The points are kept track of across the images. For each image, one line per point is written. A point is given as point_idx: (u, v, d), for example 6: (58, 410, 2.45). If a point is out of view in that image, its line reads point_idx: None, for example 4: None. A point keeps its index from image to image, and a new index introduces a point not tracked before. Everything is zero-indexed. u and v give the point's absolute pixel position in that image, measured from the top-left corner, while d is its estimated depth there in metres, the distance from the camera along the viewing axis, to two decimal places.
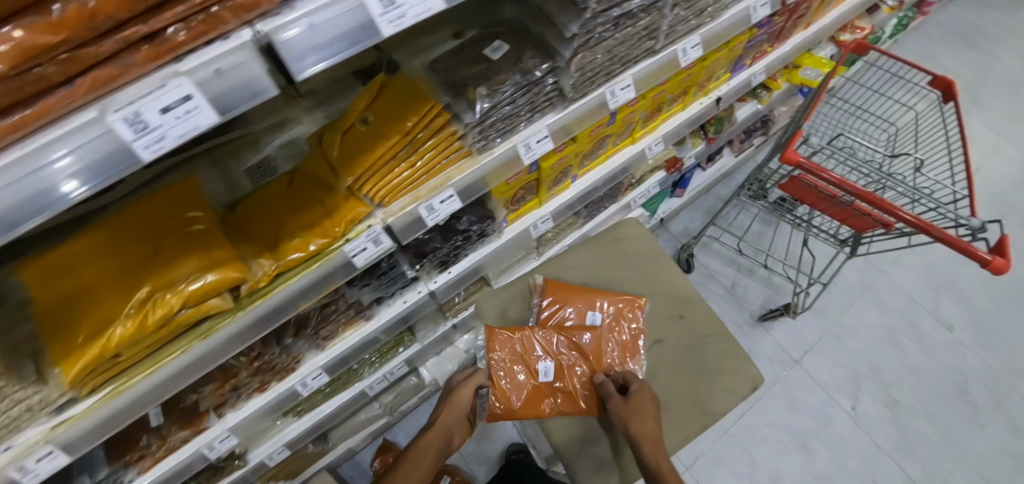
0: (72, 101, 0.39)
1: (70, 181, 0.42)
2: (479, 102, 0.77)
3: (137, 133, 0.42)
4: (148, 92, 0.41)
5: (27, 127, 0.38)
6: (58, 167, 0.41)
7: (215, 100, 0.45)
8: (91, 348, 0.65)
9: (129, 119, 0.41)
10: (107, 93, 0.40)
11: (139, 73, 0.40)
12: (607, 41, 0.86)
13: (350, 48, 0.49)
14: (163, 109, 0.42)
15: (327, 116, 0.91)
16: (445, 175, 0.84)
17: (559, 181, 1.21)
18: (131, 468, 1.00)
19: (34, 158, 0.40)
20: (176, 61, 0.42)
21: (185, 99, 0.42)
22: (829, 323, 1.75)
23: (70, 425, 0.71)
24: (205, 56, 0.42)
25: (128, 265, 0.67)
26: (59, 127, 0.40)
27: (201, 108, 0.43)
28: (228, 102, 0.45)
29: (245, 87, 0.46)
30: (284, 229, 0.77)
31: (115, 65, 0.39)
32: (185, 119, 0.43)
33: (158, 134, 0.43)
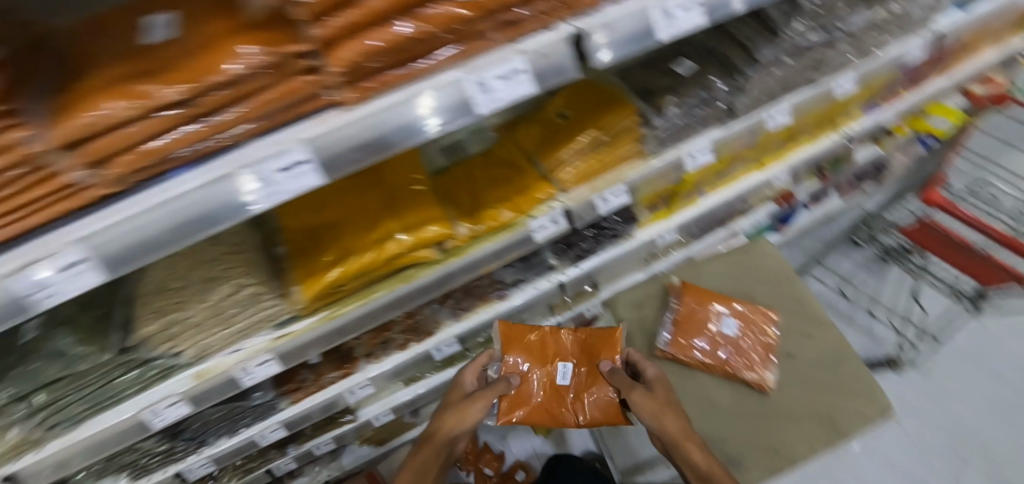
0: (454, 62, 0.53)
1: (416, 125, 0.53)
2: (668, 107, 0.90)
3: (483, 93, 0.54)
4: (501, 62, 0.54)
5: (418, 77, 0.52)
6: (412, 112, 0.52)
7: (536, 75, 0.56)
8: (333, 272, 0.77)
9: (482, 82, 0.54)
10: (472, 58, 0.54)
11: (498, 47, 0.54)
12: (785, 67, 0.94)
13: (636, 45, 0.62)
14: (505, 76, 0.54)
15: (512, 111, 1.03)
16: (620, 172, 0.94)
17: (690, 195, 1.29)
18: (284, 398, 1.13)
19: (408, 101, 0.52)
20: (521, 42, 0.55)
21: (520, 70, 0.55)
22: (934, 385, 1.68)
23: (290, 339, 0.83)
24: (541, 40, 0.56)
25: (368, 209, 0.80)
26: (429, 80, 0.52)
27: (527, 80, 0.56)
28: (541, 78, 0.57)
29: (555, 68, 0.57)
30: (482, 199, 0.88)
31: (487, 39, 0.53)
32: (514, 86, 0.56)
33: (495, 95, 0.55)
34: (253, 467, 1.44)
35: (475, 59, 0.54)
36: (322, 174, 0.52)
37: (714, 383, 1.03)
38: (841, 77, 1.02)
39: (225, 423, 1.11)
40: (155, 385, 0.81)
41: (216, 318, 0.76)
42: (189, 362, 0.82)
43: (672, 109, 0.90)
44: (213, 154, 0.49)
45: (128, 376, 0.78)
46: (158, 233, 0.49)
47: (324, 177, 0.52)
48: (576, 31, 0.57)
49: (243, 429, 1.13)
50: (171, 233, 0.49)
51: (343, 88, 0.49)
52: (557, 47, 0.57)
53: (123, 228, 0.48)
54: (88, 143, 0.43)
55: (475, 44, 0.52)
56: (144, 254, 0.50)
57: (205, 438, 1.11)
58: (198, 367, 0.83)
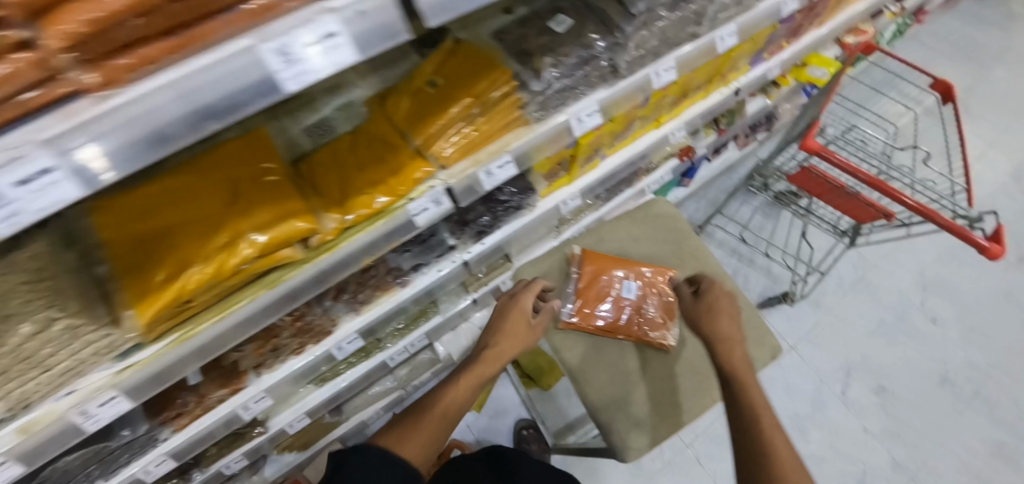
0: (234, 27, 0.40)
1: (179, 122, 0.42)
2: (545, 71, 0.82)
3: (283, 64, 0.43)
4: (296, 24, 0.42)
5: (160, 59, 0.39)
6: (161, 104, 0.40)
7: (356, 38, 0.45)
8: (169, 290, 0.65)
9: (279, 50, 0.42)
10: (184, 58, 0.40)
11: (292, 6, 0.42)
12: (662, 22, 0.90)
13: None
14: (308, 43, 0.43)
15: (384, 81, 0.91)
16: (503, 142, 0.86)
17: (591, 159, 1.25)
18: (166, 426, 0.99)
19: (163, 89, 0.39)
20: None
21: (327, 35, 0.43)
22: (824, 313, 1.94)
23: (133, 371, 0.71)
24: None
25: (206, 211, 0.68)
26: (207, 54, 0.40)
27: (341, 45, 0.44)
28: (364, 45, 0.46)
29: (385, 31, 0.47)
30: (352, 185, 0.78)
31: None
32: (327, 55, 0.44)
33: (303, 67, 0.44)
34: None
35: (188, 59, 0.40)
36: (84, 182, 0.39)
37: (618, 347, 1.00)
38: (722, 30, 1.04)
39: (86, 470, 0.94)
40: None
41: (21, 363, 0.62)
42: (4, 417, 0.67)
43: (549, 72, 0.82)
44: None
45: None
46: None
47: (85, 186, 0.40)
48: None
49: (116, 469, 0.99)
50: None
51: (84, 70, 0.36)
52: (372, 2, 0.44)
53: None
54: None
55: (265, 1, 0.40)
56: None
57: None
58: (22, 420, 0.68)
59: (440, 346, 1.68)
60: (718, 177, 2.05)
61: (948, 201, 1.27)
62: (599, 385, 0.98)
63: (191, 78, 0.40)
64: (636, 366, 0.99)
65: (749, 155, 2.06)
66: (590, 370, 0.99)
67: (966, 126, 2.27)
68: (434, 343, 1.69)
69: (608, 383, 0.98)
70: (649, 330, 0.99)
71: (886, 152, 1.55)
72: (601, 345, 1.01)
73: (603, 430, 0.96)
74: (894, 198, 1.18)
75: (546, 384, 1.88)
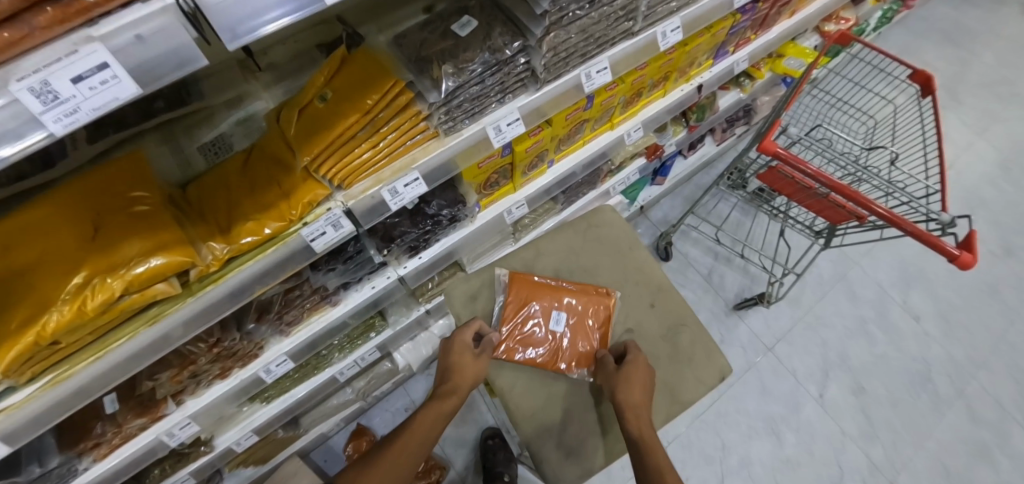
0: None
1: None
2: (444, 80, 0.74)
3: (45, 104, 0.37)
4: (57, 58, 0.36)
5: None
6: None
7: (137, 68, 0.41)
8: (23, 335, 0.60)
9: (36, 89, 0.36)
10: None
11: (44, 38, 0.37)
12: (582, 19, 0.83)
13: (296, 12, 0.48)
14: (75, 78, 0.37)
15: (287, 92, 0.87)
16: (410, 157, 0.81)
17: (535, 165, 1.19)
18: (85, 456, 0.96)
19: None
20: (89, 24, 0.38)
21: (100, 67, 0.38)
22: (803, 312, 1.85)
23: (7, 415, 0.66)
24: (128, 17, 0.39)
25: (65, 249, 0.63)
26: None
27: (120, 78, 0.39)
28: (152, 71, 0.42)
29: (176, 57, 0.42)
30: (239, 211, 0.73)
31: (17, 27, 0.36)
32: (104, 89, 0.39)
33: (71, 105, 0.38)
34: None
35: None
36: None
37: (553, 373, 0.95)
38: (662, 26, 0.98)
39: None
40: None
41: None
42: None
43: (449, 81, 0.74)
44: None
45: None
46: None
47: None
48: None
49: None
50: None
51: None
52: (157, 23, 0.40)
53: None
54: None
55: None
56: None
57: None
58: None
59: (399, 356, 1.63)
60: (692, 174, 1.98)
61: (924, 205, 1.17)
62: (529, 411, 0.93)
63: None
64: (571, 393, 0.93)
65: (725, 150, 1.99)
66: (519, 396, 0.93)
67: (954, 115, 2.18)
68: (393, 353, 1.64)
69: (539, 410, 0.92)
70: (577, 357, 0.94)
71: (863, 148, 1.45)
72: (534, 369, 0.95)
73: (535, 461, 0.89)
74: (860, 202, 1.09)
75: None
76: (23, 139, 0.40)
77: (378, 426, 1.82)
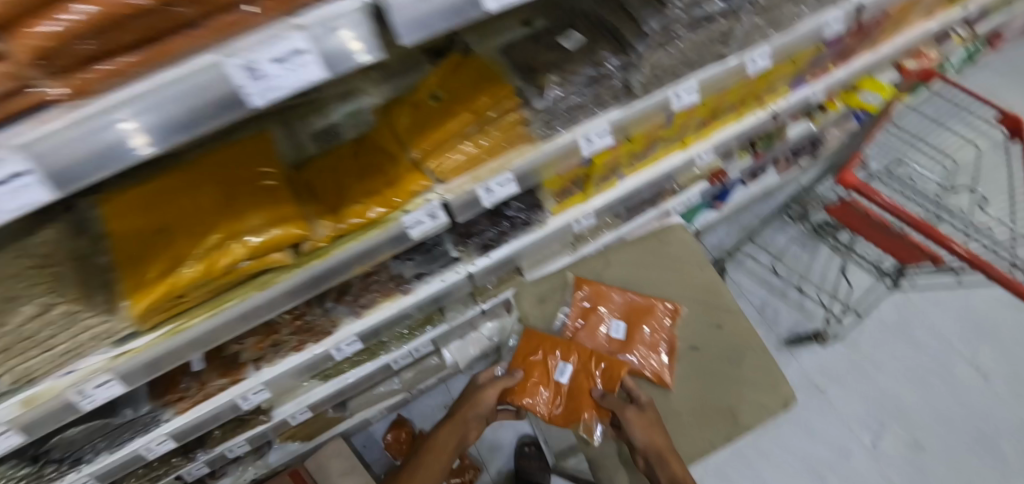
0: (199, 42, 0.41)
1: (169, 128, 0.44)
2: (549, 89, 0.80)
3: (250, 80, 0.43)
4: (265, 41, 0.42)
5: (128, 73, 0.40)
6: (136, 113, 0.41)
7: (324, 56, 0.46)
8: (161, 284, 0.68)
9: (246, 67, 0.42)
10: (152, 71, 0.41)
11: (259, 23, 0.42)
12: (682, 42, 0.86)
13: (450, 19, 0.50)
14: (277, 60, 0.43)
15: (393, 90, 0.93)
16: (507, 159, 0.84)
17: (607, 178, 1.22)
18: (168, 409, 1.05)
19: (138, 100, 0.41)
20: (292, 14, 0.43)
21: (297, 52, 0.44)
22: (860, 357, 1.79)
23: (130, 357, 0.74)
24: (322, 12, 0.43)
25: (200, 210, 0.69)
26: (178, 66, 0.41)
27: (309, 63, 0.45)
28: (334, 63, 0.46)
29: (354, 49, 0.47)
30: (347, 193, 0.79)
31: (239, 13, 0.41)
32: (296, 71, 0.45)
33: (269, 83, 0.44)
34: (159, 475, 1.35)
35: (154, 72, 0.41)
36: (55, 184, 0.42)
37: None
38: (753, 52, 0.98)
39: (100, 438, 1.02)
40: None
41: (25, 340, 0.66)
42: (11, 388, 0.72)
43: (553, 89, 0.81)
44: None
45: None
46: None
47: (57, 189, 0.42)
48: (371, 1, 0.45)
49: (123, 444, 1.05)
50: None
51: (51, 78, 0.38)
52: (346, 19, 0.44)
53: None
54: None
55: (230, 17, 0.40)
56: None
57: (80, 455, 1.02)
58: (26, 393, 0.73)
59: (447, 353, 1.65)
60: (753, 203, 1.96)
61: (1009, 251, 1.12)
62: None
63: (155, 94, 0.41)
64: None
65: (789, 181, 1.96)
66: None
67: None
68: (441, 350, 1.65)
69: None
70: None
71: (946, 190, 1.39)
72: None
73: None
74: (942, 242, 1.06)
75: None
76: (220, 109, 0.45)
77: (417, 418, 1.87)
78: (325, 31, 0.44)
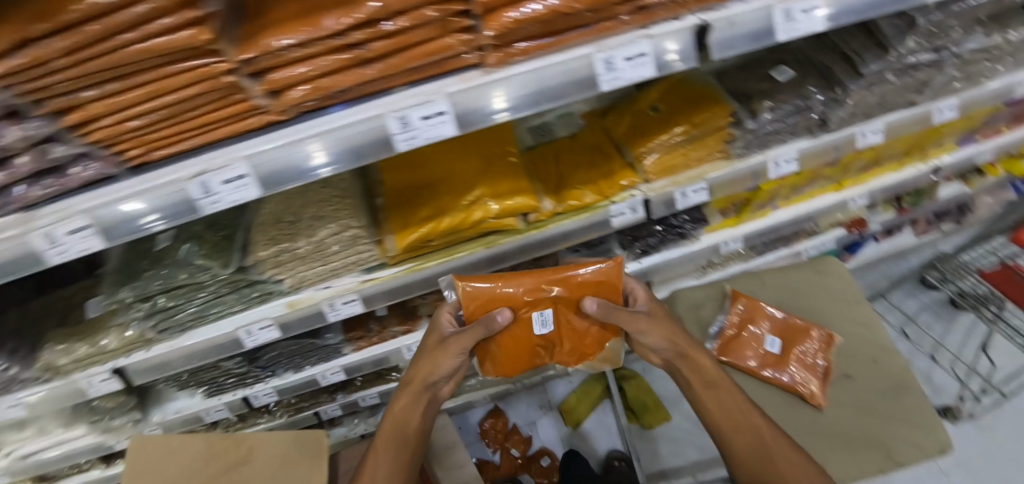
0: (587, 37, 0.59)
1: (537, 98, 0.60)
2: (763, 112, 0.92)
3: (605, 71, 0.61)
4: (625, 43, 0.60)
5: (529, 54, 0.57)
6: (525, 81, 0.58)
7: (660, 59, 0.63)
8: (426, 226, 0.83)
9: (604, 62, 0.60)
10: (543, 54, 0.58)
11: (625, 29, 0.60)
12: (886, 85, 0.94)
13: (749, 43, 0.68)
14: (626, 58, 0.60)
15: (600, 100, 1.08)
16: (701, 171, 0.97)
17: (763, 206, 1.30)
18: (348, 344, 1.21)
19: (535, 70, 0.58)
20: (646, 28, 0.61)
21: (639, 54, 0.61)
22: (1002, 446, 1.58)
23: (374, 283, 0.89)
24: (670, 27, 0.62)
25: (467, 173, 0.87)
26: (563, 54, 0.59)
27: (647, 63, 0.62)
28: (663, 64, 0.63)
29: (680, 56, 0.64)
30: (568, 179, 0.93)
31: (618, 22, 0.60)
32: (637, 68, 0.62)
33: (617, 75, 0.61)
34: (303, 407, 1.52)
35: (548, 56, 0.58)
36: (455, 126, 0.58)
37: (764, 393, 1.02)
38: (942, 102, 1.04)
39: (294, 358, 1.20)
40: (254, 307, 0.90)
41: (317, 253, 0.83)
42: (285, 291, 0.89)
43: (765, 113, 0.91)
44: (366, 96, 0.56)
45: (233, 293, 0.86)
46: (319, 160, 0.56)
47: (457, 129, 0.58)
48: (703, 23, 0.63)
49: (307, 365, 1.22)
50: (298, 171, 0.56)
51: (487, 50, 0.56)
52: (682, 34, 0.63)
53: (274, 174, 0.56)
54: (276, 70, 0.51)
55: (610, 24, 0.59)
56: (305, 175, 0.57)
57: (275, 368, 1.20)
58: (292, 298, 0.90)
59: None
60: (881, 262, 1.93)
61: None
62: None
63: (543, 67, 0.58)
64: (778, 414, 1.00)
65: (923, 247, 1.91)
66: None
67: None
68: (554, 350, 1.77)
69: None
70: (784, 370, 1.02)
71: None
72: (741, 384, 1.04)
73: None
74: None
75: (647, 422, 1.83)
76: (578, 89, 0.61)
77: (513, 413, 1.96)
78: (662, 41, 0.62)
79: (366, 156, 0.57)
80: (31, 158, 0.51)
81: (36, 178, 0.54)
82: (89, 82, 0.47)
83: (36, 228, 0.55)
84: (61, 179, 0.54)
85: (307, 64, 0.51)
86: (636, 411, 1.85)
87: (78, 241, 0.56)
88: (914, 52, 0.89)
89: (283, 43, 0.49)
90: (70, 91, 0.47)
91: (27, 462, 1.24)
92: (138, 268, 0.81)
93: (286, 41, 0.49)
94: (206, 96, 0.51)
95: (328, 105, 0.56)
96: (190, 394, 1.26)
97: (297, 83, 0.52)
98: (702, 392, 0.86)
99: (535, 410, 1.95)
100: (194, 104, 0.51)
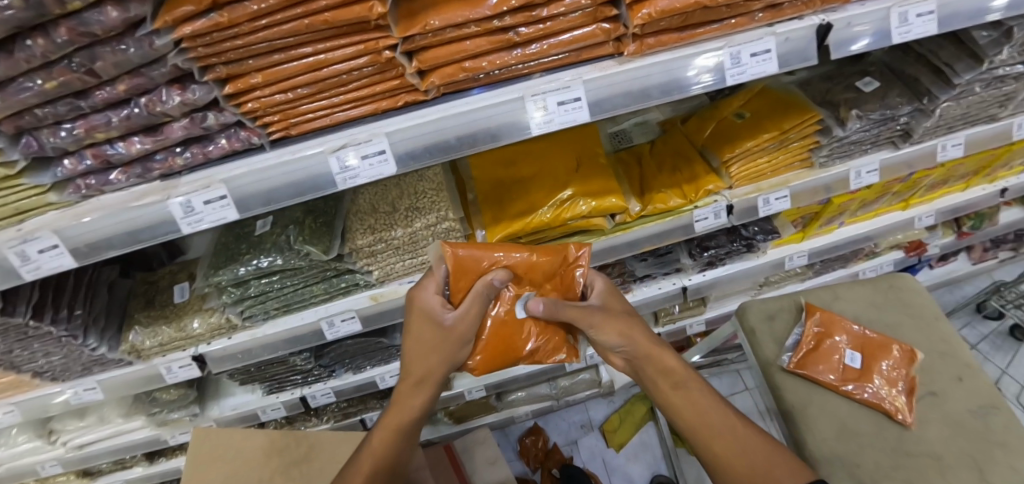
0: (715, 32, 0.60)
1: (666, 91, 0.60)
2: (852, 121, 0.90)
3: (732, 65, 0.60)
4: (752, 39, 0.60)
5: (661, 46, 0.58)
6: (659, 74, 0.59)
7: (781, 56, 0.62)
8: (518, 222, 0.83)
9: (733, 55, 0.60)
10: (676, 48, 0.59)
11: (750, 25, 0.61)
12: (973, 97, 0.94)
13: (864, 46, 0.66)
14: (753, 53, 0.60)
15: (675, 109, 1.09)
16: (785, 178, 0.96)
17: (830, 222, 1.28)
18: None
19: (668, 64, 0.58)
20: (771, 25, 0.61)
21: (765, 50, 0.61)
22: None
23: None
24: (792, 26, 0.61)
25: (558, 171, 0.87)
26: (693, 47, 0.59)
27: (770, 60, 0.61)
28: (784, 61, 0.62)
29: (799, 54, 0.63)
30: (653, 183, 0.93)
31: (744, 17, 0.61)
32: (761, 64, 0.61)
33: (742, 69, 0.61)
34: (352, 412, 1.49)
35: (681, 48, 0.59)
36: (590, 113, 0.58)
37: (845, 406, 0.99)
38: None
39: (355, 357, 1.19)
40: (337, 299, 0.90)
41: (408, 245, 0.83)
42: (370, 283, 0.89)
43: (855, 122, 0.89)
44: (506, 80, 0.57)
45: (322, 283, 0.87)
46: (455, 143, 0.57)
47: (590, 116, 0.58)
48: (824, 23, 0.62)
49: (367, 366, 1.21)
50: (432, 153, 0.57)
51: (624, 41, 0.58)
52: (802, 33, 0.62)
53: (409, 154, 0.57)
54: (429, 49, 0.52)
55: (742, 20, 0.60)
56: (439, 155, 0.57)
57: (335, 367, 1.20)
58: (375, 291, 0.90)
59: (606, 370, 1.72)
60: (936, 289, 1.88)
61: None
62: (820, 435, 0.96)
63: (675, 61, 0.59)
64: (863, 430, 0.96)
65: (979, 274, 1.87)
66: (810, 415, 0.99)
67: None
68: (600, 365, 1.73)
69: (828, 436, 0.96)
70: (869, 386, 0.98)
71: None
72: (821, 397, 1.00)
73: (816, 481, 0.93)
74: None
75: (694, 448, 1.77)
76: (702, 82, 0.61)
77: (552, 431, 1.91)
78: (783, 38, 0.61)
79: (502, 139, 0.57)
80: (185, 123, 0.53)
81: (183, 145, 0.56)
82: (259, 51, 0.49)
83: (176, 194, 0.56)
84: (205, 147, 0.56)
85: (459, 43, 0.52)
86: (682, 435, 1.79)
87: (213, 210, 0.56)
88: (1006, 64, 0.89)
89: (444, 22, 0.50)
90: (240, 59, 0.49)
91: (82, 451, 1.24)
92: (235, 250, 0.82)
93: (448, 20, 0.50)
94: (362, 70, 0.52)
95: (467, 86, 0.57)
96: (247, 390, 1.25)
97: (445, 61, 0.53)
98: (671, 396, 0.66)
99: (576, 428, 1.90)
100: (348, 78, 0.53)
